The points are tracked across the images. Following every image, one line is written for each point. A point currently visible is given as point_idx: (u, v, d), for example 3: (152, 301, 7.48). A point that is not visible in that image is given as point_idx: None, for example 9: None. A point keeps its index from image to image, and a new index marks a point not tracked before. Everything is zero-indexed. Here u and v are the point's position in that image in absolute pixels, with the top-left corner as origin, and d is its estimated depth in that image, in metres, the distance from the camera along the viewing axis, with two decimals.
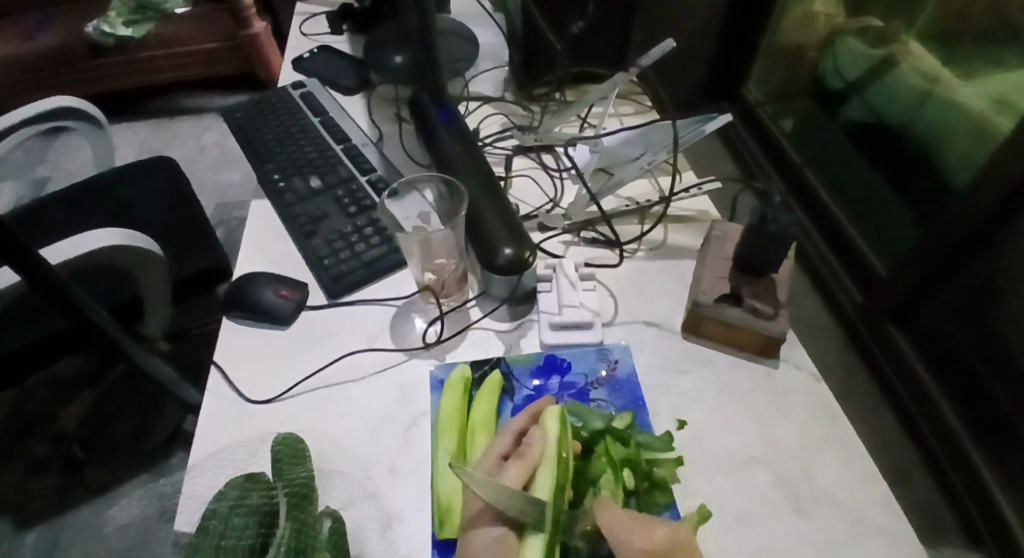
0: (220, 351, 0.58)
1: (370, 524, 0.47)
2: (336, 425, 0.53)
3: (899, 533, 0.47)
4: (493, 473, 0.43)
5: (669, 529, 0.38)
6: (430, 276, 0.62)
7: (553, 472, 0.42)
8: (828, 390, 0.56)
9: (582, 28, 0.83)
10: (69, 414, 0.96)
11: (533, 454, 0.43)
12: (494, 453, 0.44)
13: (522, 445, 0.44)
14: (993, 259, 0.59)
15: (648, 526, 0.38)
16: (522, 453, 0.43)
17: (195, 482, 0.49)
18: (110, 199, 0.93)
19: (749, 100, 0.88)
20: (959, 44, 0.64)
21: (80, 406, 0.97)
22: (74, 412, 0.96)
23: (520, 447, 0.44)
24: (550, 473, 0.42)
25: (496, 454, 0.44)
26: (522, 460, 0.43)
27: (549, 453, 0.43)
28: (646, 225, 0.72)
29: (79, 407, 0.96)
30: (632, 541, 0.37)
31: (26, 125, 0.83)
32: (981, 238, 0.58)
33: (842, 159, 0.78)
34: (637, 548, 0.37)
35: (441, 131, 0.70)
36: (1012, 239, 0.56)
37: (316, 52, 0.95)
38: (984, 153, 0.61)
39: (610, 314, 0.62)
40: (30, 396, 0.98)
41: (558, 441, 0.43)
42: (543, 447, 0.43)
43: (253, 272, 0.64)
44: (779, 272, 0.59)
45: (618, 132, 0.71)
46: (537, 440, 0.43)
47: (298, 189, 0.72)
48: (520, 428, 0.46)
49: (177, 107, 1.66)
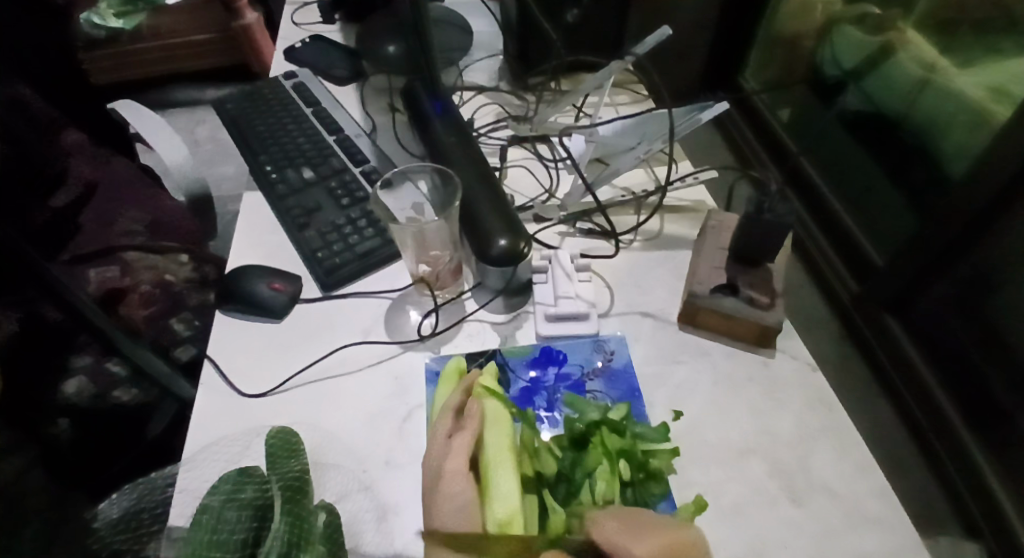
0: (213, 345, 0.58)
1: (366, 516, 0.46)
2: (330, 418, 0.53)
3: (895, 523, 0.47)
4: (443, 454, 0.44)
5: (665, 536, 0.37)
6: (424, 268, 0.61)
7: (503, 431, 0.45)
8: (824, 380, 0.56)
9: (577, 16, 0.82)
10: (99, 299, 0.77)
11: (475, 422, 0.45)
12: (438, 434, 0.45)
13: (462, 420, 0.46)
14: (1005, 234, 0.57)
15: (642, 532, 0.37)
16: (464, 426, 0.45)
17: (190, 475, 0.48)
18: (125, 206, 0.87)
19: (745, 90, 0.89)
20: (958, 32, 0.65)
21: (130, 304, 0.81)
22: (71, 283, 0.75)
23: (462, 422, 0.46)
24: (499, 432, 0.45)
25: (439, 435, 0.45)
26: (467, 431, 0.45)
27: (492, 416, 0.46)
28: (642, 215, 0.71)
29: (134, 307, 0.81)
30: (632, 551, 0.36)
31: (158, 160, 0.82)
32: (989, 215, 0.57)
33: (837, 148, 0.79)
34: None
35: (434, 122, 0.70)
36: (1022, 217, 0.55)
37: (308, 42, 0.94)
38: (982, 143, 0.61)
39: (606, 305, 0.62)
40: (130, 273, 0.81)
41: (496, 407, 0.47)
42: (485, 414, 0.46)
43: (245, 265, 0.63)
44: (775, 261, 0.59)
45: (614, 120, 0.71)
46: (476, 410, 0.45)
47: (291, 181, 0.71)
48: (457, 405, 0.48)
49: (168, 100, 1.64)
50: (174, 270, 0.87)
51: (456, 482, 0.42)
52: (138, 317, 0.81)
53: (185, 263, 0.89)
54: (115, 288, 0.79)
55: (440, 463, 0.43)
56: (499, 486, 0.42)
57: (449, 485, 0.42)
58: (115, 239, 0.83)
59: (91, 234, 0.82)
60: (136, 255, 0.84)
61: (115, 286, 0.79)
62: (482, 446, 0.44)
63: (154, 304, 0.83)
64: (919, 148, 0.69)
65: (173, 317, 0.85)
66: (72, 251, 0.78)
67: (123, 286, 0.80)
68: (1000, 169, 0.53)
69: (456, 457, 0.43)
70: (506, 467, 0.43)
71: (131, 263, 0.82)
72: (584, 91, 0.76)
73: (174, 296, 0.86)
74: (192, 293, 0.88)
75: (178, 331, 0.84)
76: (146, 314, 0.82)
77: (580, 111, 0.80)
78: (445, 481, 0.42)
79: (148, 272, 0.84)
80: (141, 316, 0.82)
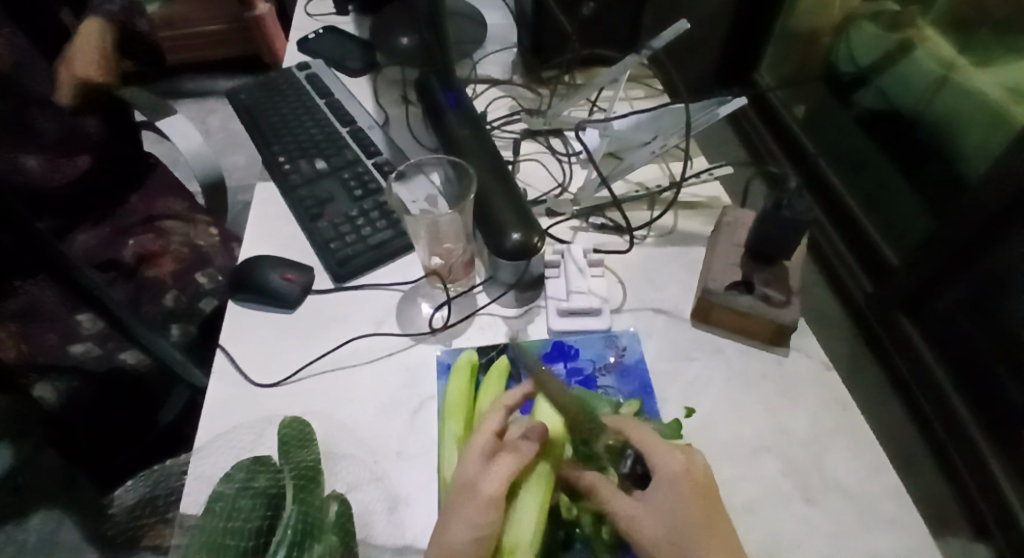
0: (226, 334, 0.58)
1: (377, 507, 0.46)
2: (342, 409, 0.52)
3: (909, 523, 0.47)
4: (482, 469, 0.42)
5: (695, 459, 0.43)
6: (438, 260, 0.60)
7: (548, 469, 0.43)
8: (838, 379, 0.55)
9: (594, 10, 0.81)
10: (132, 264, 0.78)
11: (530, 449, 0.43)
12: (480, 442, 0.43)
13: (517, 439, 0.43)
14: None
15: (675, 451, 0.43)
16: (516, 449, 0.43)
17: (203, 463, 0.48)
18: (156, 184, 0.88)
19: (762, 85, 0.88)
20: (977, 31, 0.65)
21: (159, 261, 0.78)
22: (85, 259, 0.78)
23: (515, 442, 0.43)
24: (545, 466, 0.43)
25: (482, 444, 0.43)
26: (516, 455, 0.42)
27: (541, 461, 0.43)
28: (656, 211, 0.71)
29: (161, 263, 0.78)
30: (672, 464, 0.42)
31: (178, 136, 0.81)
32: (1011, 217, 0.56)
33: (855, 147, 0.78)
34: (676, 468, 0.42)
35: (448, 114, 0.69)
36: None
37: (322, 32, 0.94)
38: (1001, 141, 0.61)
39: (618, 301, 0.61)
40: (163, 236, 0.81)
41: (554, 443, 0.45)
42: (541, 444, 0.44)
43: (258, 255, 0.63)
44: (791, 259, 0.58)
45: (628, 115, 0.69)
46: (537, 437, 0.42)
47: (304, 172, 0.71)
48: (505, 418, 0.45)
49: (181, 89, 1.64)
50: (205, 238, 0.83)
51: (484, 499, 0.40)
52: (164, 274, 0.77)
53: (215, 235, 0.84)
54: (147, 249, 0.79)
55: (476, 481, 0.41)
56: (519, 510, 0.41)
57: (476, 502, 0.40)
58: (155, 209, 0.84)
59: (131, 207, 0.84)
60: (170, 223, 0.83)
61: (148, 248, 0.79)
62: (524, 473, 0.42)
63: (182, 263, 0.79)
64: (935, 147, 0.69)
65: (200, 272, 0.79)
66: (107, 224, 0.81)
67: (153, 247, 0.79)
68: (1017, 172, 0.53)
69: (495, 480, 0.41)
70: (535, 490, 0.42)
71: (166, 229, 0.82)
72: (599, 85, 0.76)
73: (201, 255, 0.80)
74: (219, 255, 0.82)
75: (202, 285, 0.78)
76: (174, 269, 0.78)
77: (594, 105, 0.80)
78: (470, 494, 0.40)
79: (179, 236, 0.81)
80: (168, 271, 0.77)
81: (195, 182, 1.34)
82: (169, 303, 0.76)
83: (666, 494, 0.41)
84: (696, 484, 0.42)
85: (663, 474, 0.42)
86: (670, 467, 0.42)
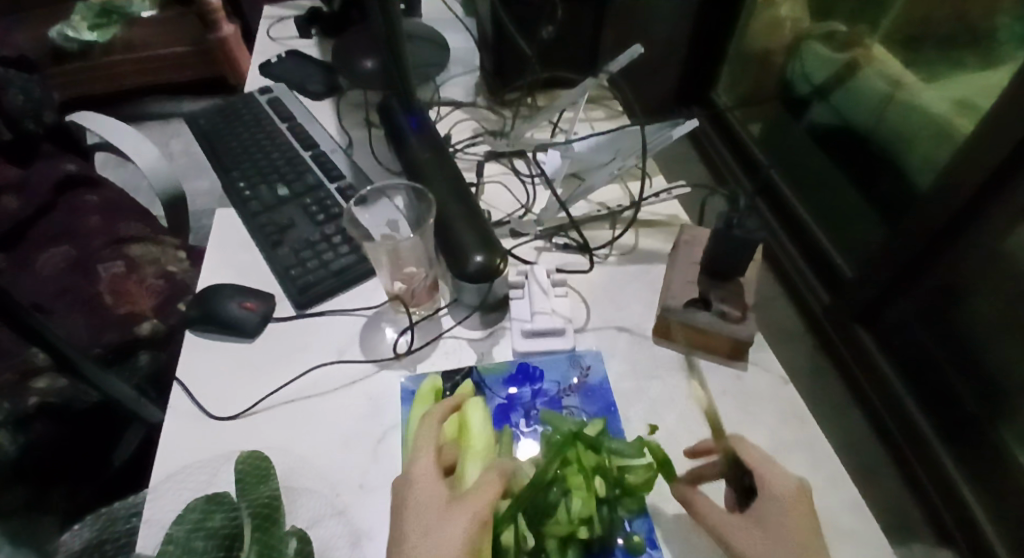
0: (182, 366, 0.57)
1: (339, 542, 0.46)
2: (303, 442, 0.52)
3: (868, 533, 0.48)
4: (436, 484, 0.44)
5: (797, 482, 0.45)
6: (399, 285, 0.61)
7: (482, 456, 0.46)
8: (796, 393, 0.56)
9: (552, 33, 0.82)
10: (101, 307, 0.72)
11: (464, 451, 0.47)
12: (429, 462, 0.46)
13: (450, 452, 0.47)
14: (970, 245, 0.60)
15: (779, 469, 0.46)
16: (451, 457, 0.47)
17: (154, 505, 0.47)
18: (115, 208, 0.83)
19: (719, 105, 0.94)
20: (923, 49, 0.68)
21: (134, 297, 0.74)
22: (38, 298, 0.71)
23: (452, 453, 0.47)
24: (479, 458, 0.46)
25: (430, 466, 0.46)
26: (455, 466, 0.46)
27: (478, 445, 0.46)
28: (617, 230, 0.72)
29: (136, 300, 0.73)
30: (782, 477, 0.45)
31: (118, 144, 0.79)
32: (959, 223, 0.59)
33: (812, 162, 0.82)
34: (783, 477, 0.45)
35: (410, 138, 0.69)
36: (995, 216, 0.56)
37: (283, 56, 0.94)
38: (945, 154, 0.64)
39: (582, 321, 0.62)
40: (136, 268, 0.76)
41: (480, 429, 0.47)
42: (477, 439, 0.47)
43: (217, 284, 0.62)
44: (747, 275, 0.59)
45: (586, 136, 0.70)
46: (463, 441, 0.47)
47: (265, 198, 0.71)
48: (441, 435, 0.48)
49: (142, 112, 1.62)
50: (176, 263, 0.79)
51: (482, 509, 0.41)
52: (141, 308, 0.73)
53: (184, 258, 0.80)
54: (122, 287, 0.74)
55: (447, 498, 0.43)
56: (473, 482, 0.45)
57: (466, 509, 0.41)
58: (119, 232, 0.79)
59: (89, 229, 0.78)
60: (131, 255, 0.77)
61: (122, 284, 0.74)
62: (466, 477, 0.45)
63: (159, 295, 0.75)
64: (890, 163, 0.72)
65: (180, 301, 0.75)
66: (72, 241, 0.77)
67: (131, 285, 0.74)
68: (965, 181, 0.56)
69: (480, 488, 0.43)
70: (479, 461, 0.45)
71: (136, 258, 0.77)
72: (560, 107, 0.77)
73: (177, 284, 0.76)
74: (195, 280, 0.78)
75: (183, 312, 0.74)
76: (153, 304, 0.74)
77: (557, 128, 0.81)
78: (465, 500, 0.42)
79: (150, 265, 0.77)
80: (146, 307, 0.73)
81: (159, 207, 1.32)
82: (145, 332, 0.71)
83: (779, 517, 0.43)
84: (801, 506, 0.44)
85: (776, 483, 0.45)
86: (783, 487, 0.45)
